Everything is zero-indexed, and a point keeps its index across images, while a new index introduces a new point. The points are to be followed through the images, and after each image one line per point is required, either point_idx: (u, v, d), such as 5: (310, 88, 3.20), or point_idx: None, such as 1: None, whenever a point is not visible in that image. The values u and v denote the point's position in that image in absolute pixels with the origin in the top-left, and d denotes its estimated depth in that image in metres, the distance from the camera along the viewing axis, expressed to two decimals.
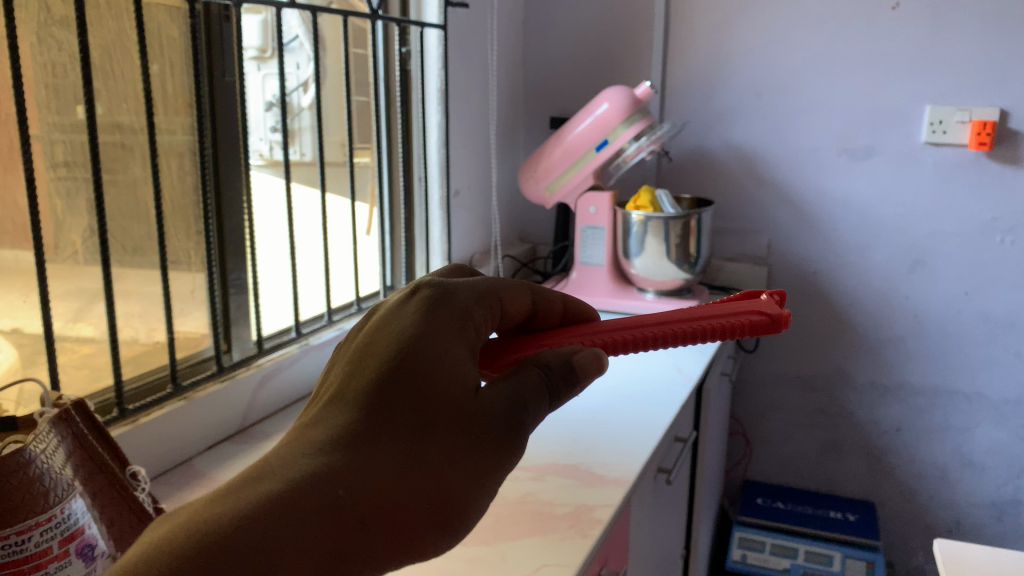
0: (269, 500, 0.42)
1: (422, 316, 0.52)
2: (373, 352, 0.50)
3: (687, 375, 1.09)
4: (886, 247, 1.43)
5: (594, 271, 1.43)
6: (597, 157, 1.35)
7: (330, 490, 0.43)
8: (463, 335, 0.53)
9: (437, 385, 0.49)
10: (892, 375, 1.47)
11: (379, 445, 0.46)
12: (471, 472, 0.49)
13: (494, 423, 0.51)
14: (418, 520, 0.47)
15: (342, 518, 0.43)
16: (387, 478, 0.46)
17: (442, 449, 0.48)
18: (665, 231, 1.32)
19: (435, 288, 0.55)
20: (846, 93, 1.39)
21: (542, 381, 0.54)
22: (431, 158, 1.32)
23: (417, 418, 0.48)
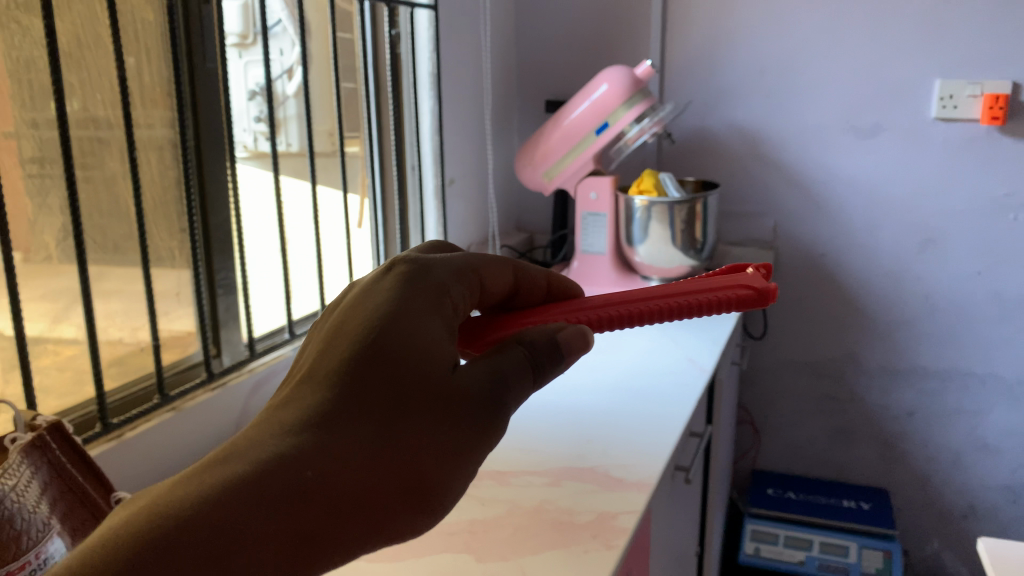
0: (235, 481, 0.42)
1: (395, 293, 0.52)
2: (346, 331, 0.50)
3: (700, 367, 1.05)
4: (896, 227, 1.39)
5: (596, 260, 1.38)
6: (597, 141, 1.30)
7: (293, 474, 0.44)
8: (439, 312, 0.53)
9: (408, 364, 0.49)
10: (903, 358, 1.43)
11: (350, 425, 0.47)
12: (444, 453, 0.49)
13: (470, 402, 0.51)
14: (390, 502, 0.47)
15: (307, 501, 0.44)
16: (358, 458, 0.46)
17: (413, 429, 0.48)
18: (669, 216, 1.27)
19: (409, 265, 0.55)
20: (852, 68, 1.34)
21: (524, 360, 0.54)
22: (424, 145, 1.27)
23: (388, 398, 0.48)
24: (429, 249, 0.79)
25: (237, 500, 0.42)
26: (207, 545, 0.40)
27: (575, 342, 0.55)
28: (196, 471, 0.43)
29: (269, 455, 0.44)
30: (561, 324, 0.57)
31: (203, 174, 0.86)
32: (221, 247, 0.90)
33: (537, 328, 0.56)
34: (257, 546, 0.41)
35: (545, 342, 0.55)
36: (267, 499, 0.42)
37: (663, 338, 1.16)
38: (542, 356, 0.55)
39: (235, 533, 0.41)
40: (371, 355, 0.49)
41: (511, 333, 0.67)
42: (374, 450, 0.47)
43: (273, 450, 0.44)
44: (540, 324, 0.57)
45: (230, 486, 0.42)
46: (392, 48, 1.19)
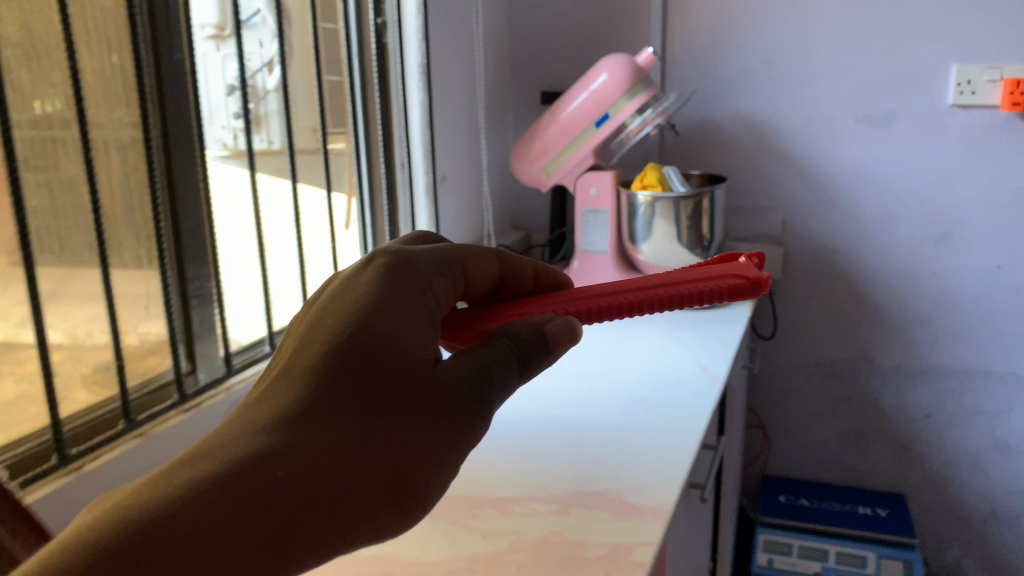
0: (214, 477, 0.43)
1: (370, 298, 0.55)
2: (324, 334, 0.53)
3: (714, 375, 0.98)
4: (911, 220, 1.32)
5: (598, 259, 1.31)
6: (598, 133, 1.23)
7: (272, 470, 0.45)
8: (415, 315, 0.56)
9: (385, 362, 0.52)
10: (920, 358, 1.37)
11: (330, 422, 0.49)
12: (420, 450, 0.51)
13: (446, 399, 0.53)
14: (367, 498, 0.49)
15: (286, 493, 0.45)
16: (338, 454, 0.48)
17: (391, 426, 0.51)
18: (675, 212, 1.21)
19: (382, 274, 0.58)
20: (865, 52, 1.27)
21: (509, 354, 0.57)
22: (415, 140, 1.20)
23: (367, 395, 0.50)
24: (411, 243, 0.82)
25: (219, 490, 0.43)
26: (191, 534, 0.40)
27: (566, 337, 0.59)
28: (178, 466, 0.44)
29: (250, 449, 0.45)
30: (546, 316, 0.61)
31: (174, 176, 0.79)
32: (196, 256, 0.83)
33: (523, 321, 0.60)
34: (239, 535, 0.42)
35: (530, 330, 0.59)
36: (248, 491, 0.44)
37: (672, 343, 1.09)
38: (530, 350, 0.58)
39: (216, 520, 0.42)
40: (350, 355, 0.51)
41: (497, 325, 0.70)
42: (351, 447, 0.49)
43: (254, 444, 0.46)
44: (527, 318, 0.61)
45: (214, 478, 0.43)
46: (378, 37, 1.12)
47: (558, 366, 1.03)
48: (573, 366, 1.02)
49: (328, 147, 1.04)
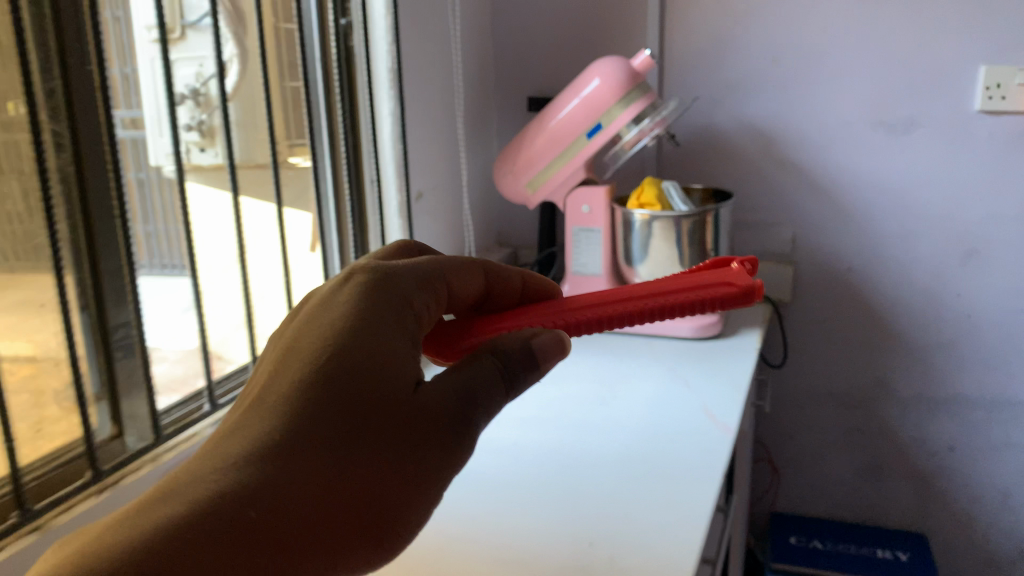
0: (182, 523, 0.45)
1: (349, 318, 0.55)
2: (299, 361, 0.53)
3: (725, 426, 0.86)
4: (934, 237, 1.20)
5: (592, 282, 1.19)
6: (590, 145, 1.11)
7: (239, 514, 0.47)
8: (396, 335, 0.56)
9: (359, 394, 0.52)
10: (943, 386, 1.25)
11: (303, 458, 0.50)
12: (394, 481, 0.53)
13: (422, 429, 0.54)
14: (341, 529, 0.51)
15: (256, 535, 0.47)
16: (310, 492, 0.50)
17: (365, 460, 0.52)
18: (676, 232, 1.09)
19: (364, 288, 0.58)
20: (883, 53, 1.15)
21: (493, 372, 0.57)
22: (385, 155, 1.07)
23: (341, 429, 0.51)
24: (395, 250, 0.78)
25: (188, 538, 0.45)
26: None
27: (554, 352, 0.59)
28: (149, 511, 0.46)
29: (222, 491, 0.47)
30: (536, 329, 0.61)
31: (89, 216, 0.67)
32: (114, 307, 0.70)
33: (512, 336, 0.59)
34: None
35: (519, 346, 0.58)
36: (218, 536, 0.46)
37: (674, 383, 0.98)
38: (515, 368, 0.58)
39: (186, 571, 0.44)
40: (324, 387, 0.52)
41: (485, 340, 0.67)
42: (326, 481, 0.50)
43: (227, 486, 0.48)
44: (515, 332, 0.60)
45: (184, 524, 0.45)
46: (342, 40, 1.00)
47: (547, 413, 0.91)
48: (564, 414, 0.90)
49: (286, 165, 0.92)
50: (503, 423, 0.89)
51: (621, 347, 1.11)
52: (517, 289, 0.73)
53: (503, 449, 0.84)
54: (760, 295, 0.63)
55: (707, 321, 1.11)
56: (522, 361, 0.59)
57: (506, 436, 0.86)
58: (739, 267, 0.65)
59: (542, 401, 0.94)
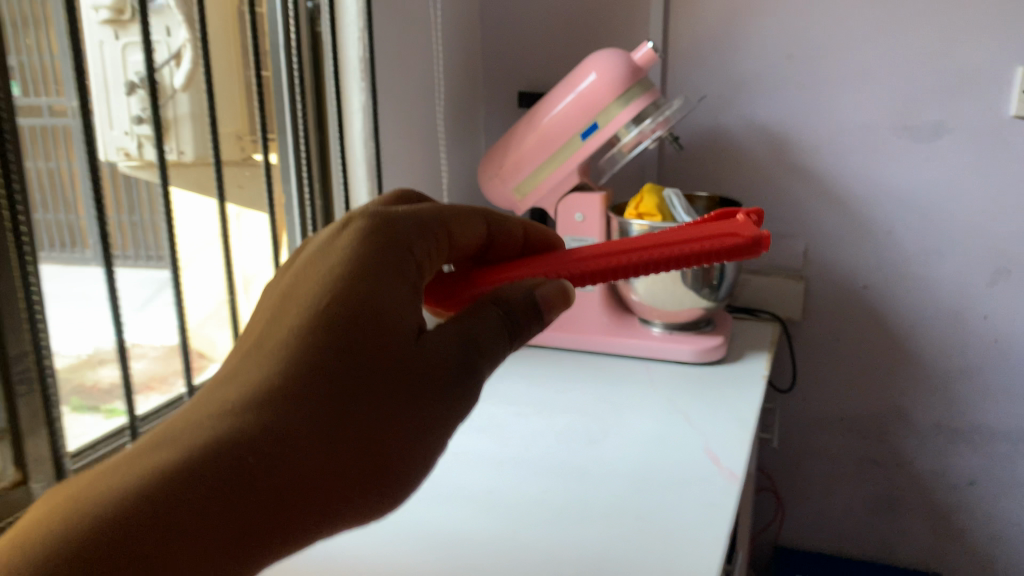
0: (190, 460, 0.45)
1: (349, 266, 0.56)
2: (297, 310, 0.53)
3: (730, 473, 0.75)
4: (960, 254, 1.10)
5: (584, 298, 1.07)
6: (584, 147, 1.01)
7: (245, 453, 0.46)
8: (393, 285, 0.56)
9: (357, 340, 0.52)
10: (964, 416, 1.15)
11: (307, 401, 0.49)
12: (396, 428, 0.52)
13: (421, 378, 0.54)
14: (343, 476, 0.50)
15: (260, 479, 0.46)
16: (315, 433, 0.49)
17: (369, 405, 0.51)
18: None
19: (361, 241, 0.58)
20: (909, 49, 1.04)
21: (497, 321, 0.59)
22: (354, 154, 0.96)
23: (339, 376, 0.51)
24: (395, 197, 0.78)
25: (191, 480, 0.44)
26: (165, 528, 0.42)
27: (554, 302, 0.61)
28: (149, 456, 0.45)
29: (224, 435, 0.46)
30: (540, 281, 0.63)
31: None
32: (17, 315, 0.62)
33: (515, 287, 0.61)
34: (211, 522, 0.43)
35: (521, 300, 0.60)
36: (217, 481, 0.44)
37: (673, 418, 0.87)
38: (516, 314, 0.59)
39: (191, 512, 0.43)
40: (322, 333, 0.51)
41: (484, 292, 0.68)
42: (327, 427, 0.49)
43: (227, 427, 0.47)
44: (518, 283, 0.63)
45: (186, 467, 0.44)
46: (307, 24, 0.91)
47: (529, 452, 0.80)
48: (548, 453, 0.80)
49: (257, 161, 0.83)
50: (477, 464, 0.78)
51: (614, 371, 1.00)
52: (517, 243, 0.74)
53: (476, 496, 0.73)
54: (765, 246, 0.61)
55: (710, 345, 1.00)
56: (524, 312, 0.60)
57: (481, 480, 0.75)
58: (743, 219, 0.62)
59: (523, 437, 0.83)
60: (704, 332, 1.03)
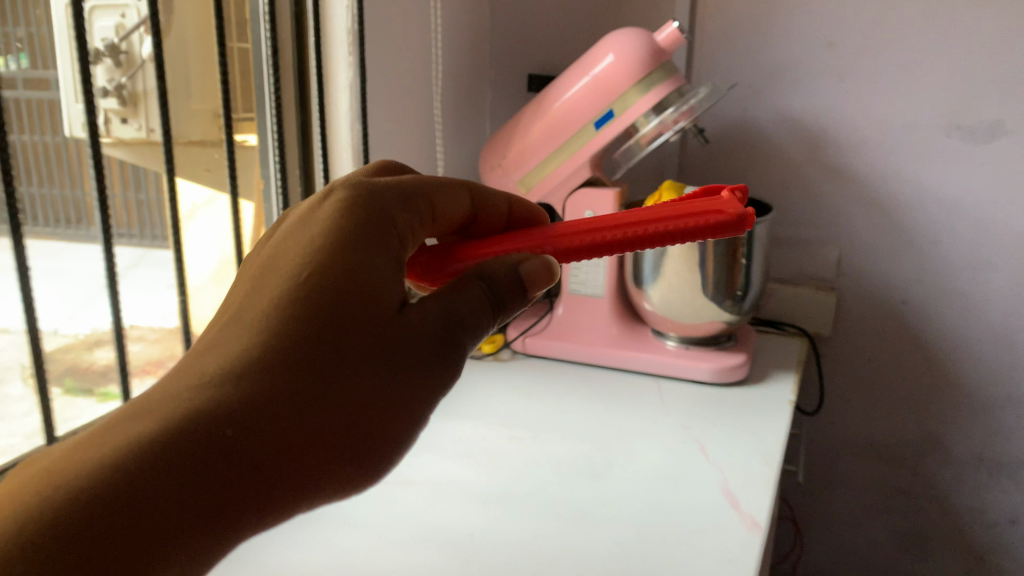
0: (166, 438, 0.43)
1: (332, 234, 0.52)
2: (276, 280, 0.50)
3: (751, 520, 0.65)
4: (1013, 269, 0.98)
5: (590, 305, 0.97)
6: (598, 137, 0.90)
7: (224, 430, 0.44)
8: (376, 254, 0.53)
9: (338, 311, 0.49)
10: (1009, 448, 1.04)
11: (288, 374, 0.47)
12: (377, 401, 0.50)
13: (404, 350, 0.51)
14: (322, 449, 0.48)
15: (237, 456, 0.44)
16: (295, 407, 0.47)
17: (350, 378, 0.49)
18: (699, 251, 0.88)
19: (345, 208, 0.54)
20: (968, 38, 0.93)
21: (482, 297, 0.55)
22: (340, 138, 0.86)
23: (318, 348, 0.48)
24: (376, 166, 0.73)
25: (166, 458, 0.42)
26: (143, 507, 0.41)
27: (535, 279, 0.57)
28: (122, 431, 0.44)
29: (201, 411, 0.44)
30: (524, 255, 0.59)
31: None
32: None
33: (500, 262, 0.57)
34: (189, 504, 0.42)
35: (505, 276, 0.56)
36: (193, 459, 0.43)
37: (686, 449, 0.76)
38: (500, 295, 0.56)
39: (168, 490, 0.42)
40: (301, 303, 0.49)
41: (465, 267, 0.62)
42: (305, 399, 0.47)
43: (201, 405, 0.45)
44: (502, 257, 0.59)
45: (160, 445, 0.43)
46: None
47: (520, 485, 0.70)
48: (543, 488, 0.69)
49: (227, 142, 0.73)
50: (460, 496, 0.68)
51: (622, 389, 0.90)
52: (502, 220, 0.69)
53: (456, 536, 0.62)
54: (752, 223, 0.55)
55: (729, 364, 0.89)
56: (510, 288, 0.57)
57: (463, 517, 0.65)
58: (727, 195, 0.57)
59: (516, 467, 0.73)
60: (725, 348, 0.93)
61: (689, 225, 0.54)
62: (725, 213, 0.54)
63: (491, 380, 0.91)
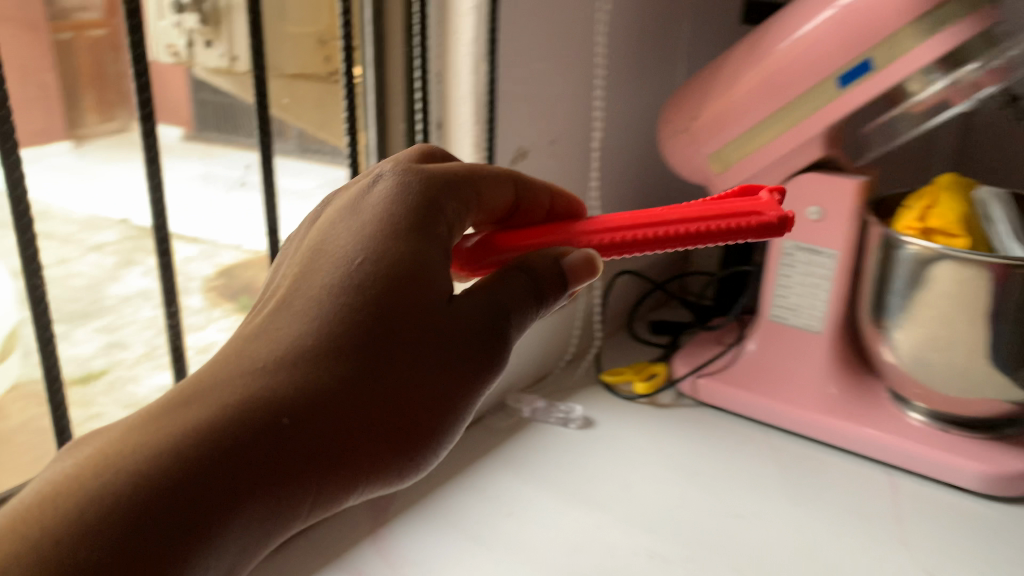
0: (173, 437, 0.28)
1: (382, 198, 0.35)
2: (319, 251, 0.35)
3: None
4: None
5: (797, 345, 0.68)
6: (843, 100, 0.59)
7: (257, 422, 0.29)
8: (429, 223, 0.35)
9: (410, 272, 0.33)
10: None
11: (334, 356, 0.31)
12: (441, 393, 0.34)
13: (471, 338, 0.35)
14: (382, 442, 0.32)
15: (294, 456, 0.30)
16: (344, 394, 0.31)
17: (410, 362, 0.33)
18: (989, 294, 0.55)
19: (398, 170, 0.37)
20: None
21: (521, 288, 0.36)
22: (459, 86, 0.61)
23: (388, 318, 0.33)
24: None
25: (206, 456, 0.28)
26: (183, 525, 0.27)
27: (578, 276, 0.37)
28: (130, 429, 0.29)
29: (225, 404, 0.30)
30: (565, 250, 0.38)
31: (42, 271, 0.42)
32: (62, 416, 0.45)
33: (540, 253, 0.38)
34: (216, 523, 0.28)
35: (547, 269, 0.37)
36: (213, 463, 0.28)
37: None
38: (543, 289, 0.37)
39: (198, 500, 0.27)
40: (354, 264, 0.33)
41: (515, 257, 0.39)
42: (373, 384, 0.32)
43: (224, 398, 0.30)
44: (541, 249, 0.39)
45: (192, 443, 0.28)
46: None
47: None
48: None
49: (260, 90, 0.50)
50: None
51: (834, 482, 0.61)
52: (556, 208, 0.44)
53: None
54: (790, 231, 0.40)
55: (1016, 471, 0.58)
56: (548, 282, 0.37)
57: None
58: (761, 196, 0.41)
59: None
60: (1006, 441, 0.61)
61: (743, 228, 0.39)
62: (774, 214, 0.39)
63: (639, 441, 0.65)
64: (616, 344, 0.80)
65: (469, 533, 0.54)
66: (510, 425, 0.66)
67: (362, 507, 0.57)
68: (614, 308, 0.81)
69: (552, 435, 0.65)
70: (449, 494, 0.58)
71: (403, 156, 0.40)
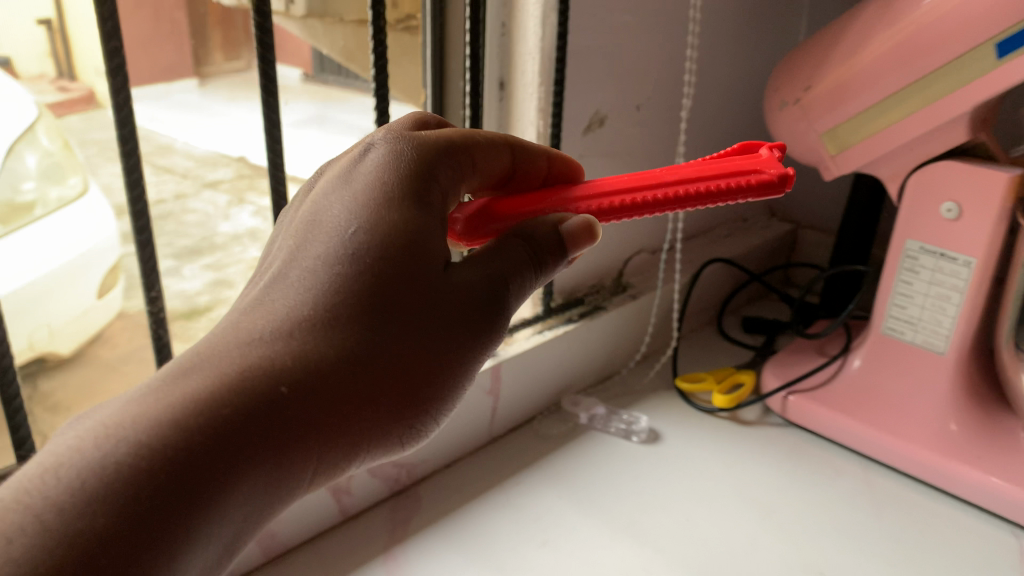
0: (147, 422, 0.23)
1: (377, 161, 0.30)
2: (307, 214, 0.29)
3: None
4: None
5: (914, 366, 0.56)
6: (997, 74, 0.46)
7: (250, 395, 0.24)
8: (427, 184, 0.30)
9: (412, 235, 0.28)
10: None
11: (335, 323, 0.26)
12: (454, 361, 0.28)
13: (478, 299, 0.29)
14: (388, 413, 0.27)
15: (292, 428, 0.25)
16: (348, 363, 0.26)
17: (422, 327, 0.27)
18: None
19: (392, 134, 0.32)
20: None
21: (525, 257, 0.31)
22: (523, 40, 0.52)
23: (393, 274, 0.27)
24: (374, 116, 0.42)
25: (192, 442, 0.23)
26: (168, 517, 0.22)
27: (578, 245, 0.31)
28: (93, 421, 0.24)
29: (210, 379, 0.24)
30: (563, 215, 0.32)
31: None
32: (19, 411, 0.39)
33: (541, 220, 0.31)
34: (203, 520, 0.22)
35: (546, 237, 0.31)
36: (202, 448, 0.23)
37: None
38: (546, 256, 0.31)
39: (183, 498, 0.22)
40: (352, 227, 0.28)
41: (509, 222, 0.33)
42: (380, 353, 0.27)
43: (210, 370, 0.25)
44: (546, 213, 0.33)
45: (166, 418, 0.23)
46: None
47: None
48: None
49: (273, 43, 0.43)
50: None
51: (944, 540, 0.50)
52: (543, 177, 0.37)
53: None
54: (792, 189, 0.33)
55: None
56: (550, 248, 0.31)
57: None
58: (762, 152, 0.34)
59: None
60: None
61: (743, 187, 0.32)
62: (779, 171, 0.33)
63: (713, 464, 0.56)
64: (699, 342, 0.70)
65: (495, 561, 0.47)
66: (564, 432, 0.59)
67: (383, 518, 0.51)
68: (702, 300, 0.71)
69: (611, 448, 0.57)
70: (483, 512, 0.51)
71: (392, 122, 0.34)
